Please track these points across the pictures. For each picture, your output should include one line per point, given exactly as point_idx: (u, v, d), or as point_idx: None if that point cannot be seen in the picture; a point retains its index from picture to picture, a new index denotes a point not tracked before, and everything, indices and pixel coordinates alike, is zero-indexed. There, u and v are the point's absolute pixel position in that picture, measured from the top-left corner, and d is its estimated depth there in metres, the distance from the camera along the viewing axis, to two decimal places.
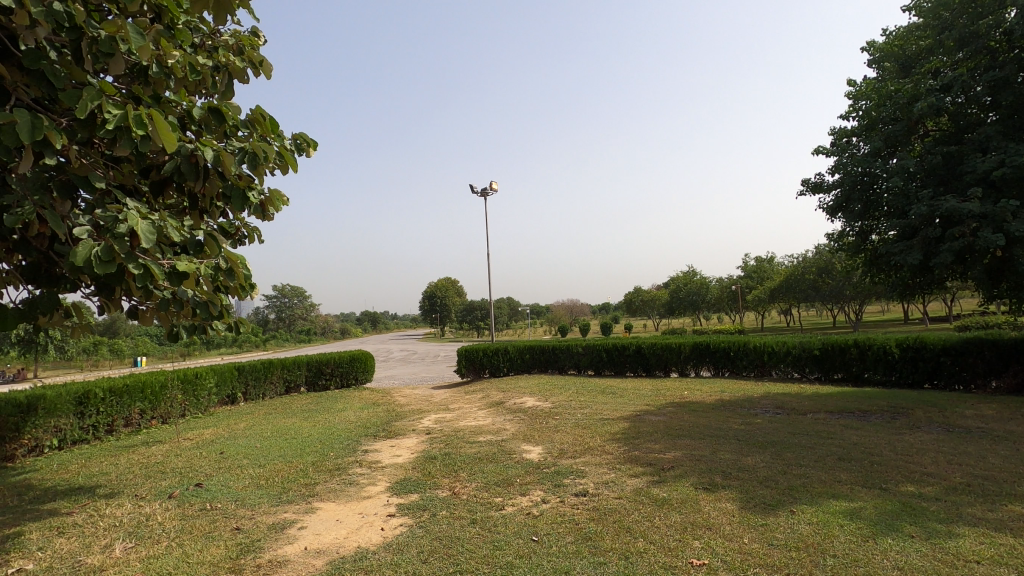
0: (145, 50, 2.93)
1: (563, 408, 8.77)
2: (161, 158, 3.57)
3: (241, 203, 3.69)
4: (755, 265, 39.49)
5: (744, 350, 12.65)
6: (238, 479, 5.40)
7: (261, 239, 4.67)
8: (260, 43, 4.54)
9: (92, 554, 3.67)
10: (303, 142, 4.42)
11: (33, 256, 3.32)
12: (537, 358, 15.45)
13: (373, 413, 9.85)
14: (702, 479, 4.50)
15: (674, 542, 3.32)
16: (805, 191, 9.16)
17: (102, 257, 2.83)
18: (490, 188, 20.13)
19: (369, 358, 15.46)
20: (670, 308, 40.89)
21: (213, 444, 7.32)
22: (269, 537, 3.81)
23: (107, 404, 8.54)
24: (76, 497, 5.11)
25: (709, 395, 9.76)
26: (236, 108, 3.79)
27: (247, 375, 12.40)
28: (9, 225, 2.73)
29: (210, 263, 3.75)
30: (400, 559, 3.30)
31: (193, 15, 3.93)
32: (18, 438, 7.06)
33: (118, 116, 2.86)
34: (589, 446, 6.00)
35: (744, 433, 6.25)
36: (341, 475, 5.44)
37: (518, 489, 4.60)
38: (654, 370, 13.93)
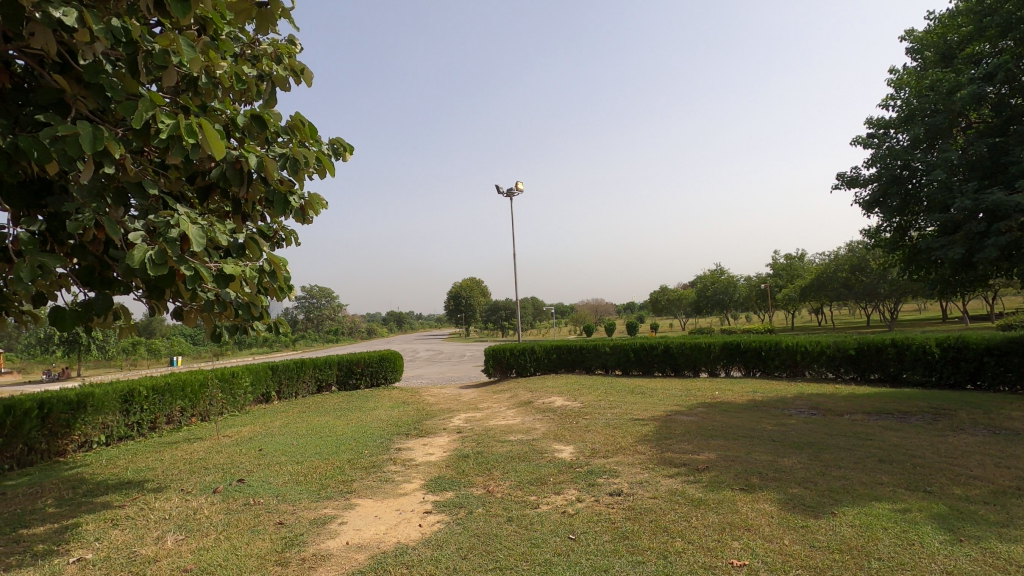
0: (195, 62, 3.06)
1: (592, 408, 8.76)
2: (207, 164, 3.71)
3: (283, 207, 3.76)
4: (784, 264, 38.73)
5: (775, 350, 12.46)
6: (278, 476, 5.55)
7: (298, 241, 4.79)
8: (298, 50, 4.64)
9: (146, 545, 3.83)
10: (339, 146, 4.51)
11: (89, 261, 3.49)
12: (564, 358, 15.41)
13: (404, 412, 9.98)
14: (738, 480, 4.46)
15: (713, 543, 3.31)
16: (841, 185, 8.95)
17: (157, 260, 2.97)
18: (516, 188, 20.13)
19: (398, 359, 15.67)
20: (697, 308, 40.43)
21: (253, 442, 7.52)
22: (312, 531, 3.92)
23: (150, 401, 8.86)
24: (127, 491, 5.33)
25: (741, 395, 9.65)
26: (277, 115, 3.90)
27: (281, 374, 12.71)
28: (72, 231, 2.90)
29: (254, 265, 3.89)
30: (440, 554, 3.36)
31: (236, 27, 4.05)
32: (70, 434, 7.37)
33: (171, 127, 3.00)
34: (621, 446, 5.99)
35: (779, 434, 6.15)
36: (377, 472, 5.54)
37: (551, 488, 4.63)
38: (683, 370, 13.77)
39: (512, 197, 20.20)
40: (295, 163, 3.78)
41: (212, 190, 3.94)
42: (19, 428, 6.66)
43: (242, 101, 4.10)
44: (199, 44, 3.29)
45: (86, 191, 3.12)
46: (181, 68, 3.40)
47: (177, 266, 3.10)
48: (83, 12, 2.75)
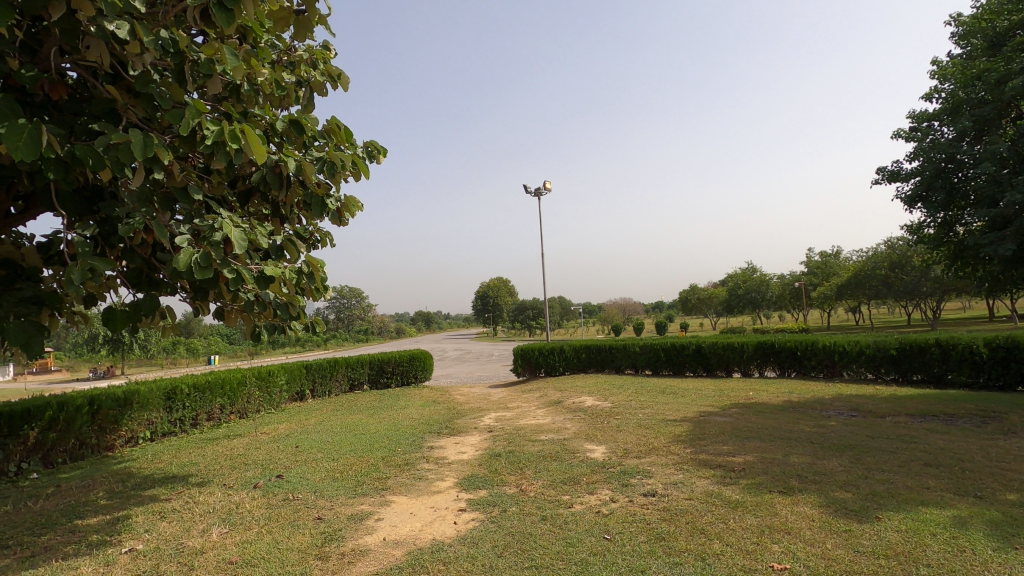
0: (238, 70, 3.16)
1: (623, 408, 8.71)
2: (247, 169, 3.83)
3: (320, 210, 3.84)
4: (819, 261, 37.68)
5: (811, 350, 12.15)
6: (315, 472, 5.67)
7: (333, 243, 4.89)
8: (332, 55, 4.72)
9: (193, 537, 3.96)
10: (373, 149, 4.58)
11: (137, 264, 3.62)
12: (594, 358, 15.31)
13: (435, 410, 10.09)
14: (777, 482, 4.37)
15: (752, 545, 3.26)
16: (881, 179, 8.67)
17: (202, 263, 3.09)
18: (543, 188, 20.07)
19: (428, 358, 15.84)
20: (728, 307, 39.68)
21: (289, 439, 7.71)
22: (350, 527, 3.99)
23: (192, 399, 9.17)
24: (172, 485, 5.54)
25: (777, 396, 9.44)
26: (314, 119, 3.98)
27: (314, 373, 12.98)
28: (123, 235, 3.01)
29: (293, 267, 3.99)
30: (476, 552, 3.40)
31: (276, 35, 4.16)
32: (118, 429, 7.68)
33: (216, 133, 3.10)
34: (654, 446, 5.94)
35: (818, 437, 5.99)
36: (410, 470, 5.62)
37: (584, 488, 4.61)
38: (715, 370, 13.54)
39: (540, 197, 20.18)
40: (332, 167, 3.86)
41: (252, 193, 4.05)
42: (71, 424, 6.97)
43: (280, 106, 4.20)
44: (241, 53, 3.39)
45: (136, 197, 3.25)
46: (223, 76, 3.50)
47: (221, 268, 3.21)
48: (134, 25, 2.87)
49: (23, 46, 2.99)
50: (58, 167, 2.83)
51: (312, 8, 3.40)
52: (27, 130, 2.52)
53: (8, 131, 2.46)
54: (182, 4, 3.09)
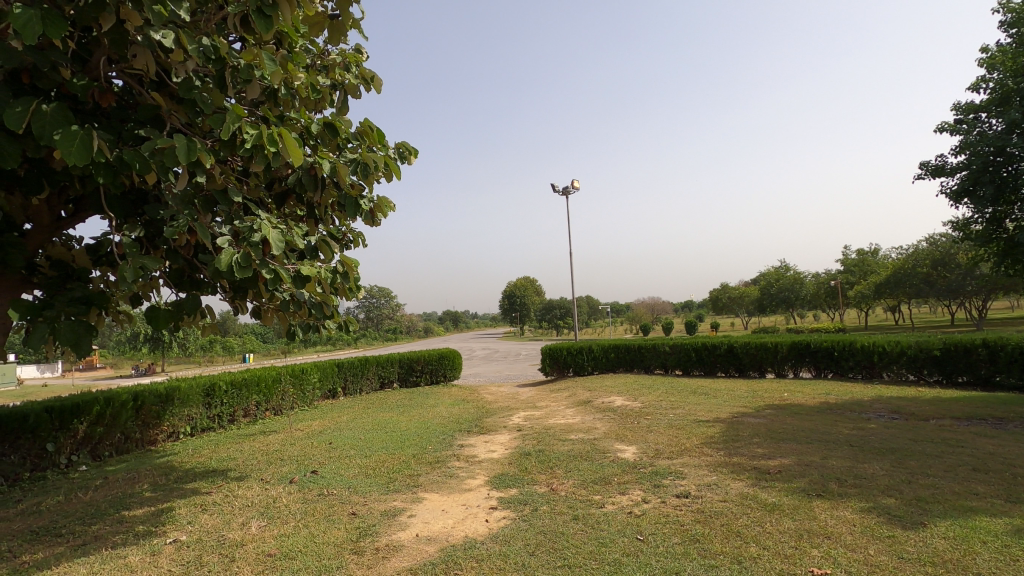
0: (276, 74, 3.24)
1: (654, 408, 8.62)
2: (284, 171, 3.92)
3: (354, 210, 3.90)
4: (856, 259, 36.56)
5: (849, 350, 11.80)
6: (349, 468, 5.78)
7: (366, 243, 4.96)
8: (364, 58, 4.77)
9: (233, 530, 4.08)
10: (405, 150, 4.63)
11: (180, 264, 3.75)
12: (623, 358, 15.17)
13: (464, 409, 10.14)
14: (815, 486, 4.26)
15: (790, 549, 3.19)
16: (924, 174, 8.36)
17: (242, 263, 3.18)
18: (572, 187, 19.97)
19: (457, 357, 15.95)
20: (761, 306, 38.84)
21: (323, 435, 7.86)
22: (384, 523, 4.05)
23: (229, 396, 9.44)
24: (212, 478, 5.71)
25: (813, 397, 9.20)
26: (348, 122, 4.05)
27: (345, 371, 13.21)
28: (168, 237, 3.12)
29: (328, 267, 4.07)
30: (509, 550, 3.41)
31: (311, 39, 4.24)
32: (160, 424, 7.97)
33: (255, 137, 3.18)
34: (687, 447, 5.87)
35: (857, 439, 5.82)
36: (442, 467, 5.67)
37: (616, 488, 4.58)
38: (748, 370, 13.27)
39: (568, 196, 20.07)
40: (366, 168, 3.92)
41: (289, 195, 4.14)
42: (117, 418, 7.24)
43: (315, 109, 4.28)
44: (278, 58, 3.47)
45: (180, 200, 3.37)
46: (261, 81, 3.59)
47: (260, 268, 3.30)
48: (178, 33, 2.96)
49: (74, 56, 3.12)
50: (107, 171, 2.94)
51: (345, 12, 3.44)
52: (79, 137, 2.64)
53: (63, 138, 2.58)
54: (222, 12, 3.17)
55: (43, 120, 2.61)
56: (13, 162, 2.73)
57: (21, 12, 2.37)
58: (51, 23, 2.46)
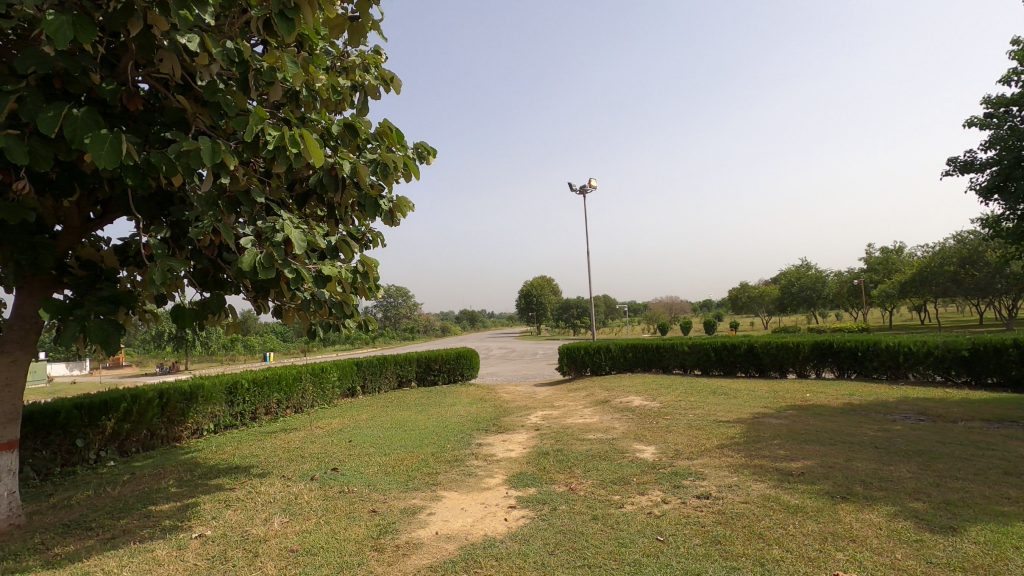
0: (298, 76, 3.28)
1: (673, 408, 8.55)
2: (305, 172, 3.97)
3: (374, 211, 3.93)
4: (880, 258, 35.80)
5: (874, 350, 11.56)
6: (368, 466, 5.84)
7: (385, 243, 5.00)
8: (383, 59, 4.80)
9: (256, 525, 4.15)
10: (423, 150, 4.65)
11: (204, 264, 3.82)
12: (641, 357, 15.05)
13: (482, 408, 10.17)
14: (839, 488, 4.19)
15: (814, 552, 3.14)
16: (953, 170, 8.16)
17: (265, 263, 3.23)
18: (589, 185, 19.87)
19: (474, 356, 16.00)
20: (782, 305, 38.26)
21: (342, 433, 7.93)
22: (403, 520, 4.08)
23: (251, 393, 9.59)
24: (235, 475, 5.81)
25: (836, 398, 9.05)
26: (367, 122, 4.08)
27: (364, 370, 13.34)
28: (193, 237, 3.18)
29: (348, 267, 4.11)
30: (528, 549, 3.41)
31: (332, 41, 4.28)
32: (184, 421, 8.14)
33: (278, 138, 3.23)
34: (707, 447, 5.81)
35: (882, 441, 5.69)
36: (460, 466, 5.70)
37: (635, 488, 4.56)
38: (769, 370, 13.08)
39: (586, 194, 19.99)
40: (386, 168, 3.95)
41: (310, 196, 4.19)
42: (143, 415, 7.41)
43: (335, 110, 4.32)
44: (299, 60, 3.51)
45: (205, 201, 3.43)
46: (284, 83, 3.64)
47: (283, 268, 3.35)
48: (204, 37, 3.01)
49: (104, 62, 3.20)
50: (135, 173, 3.01)
51: (365, 14, 3.47)
52: (109, 140, 2.70)
53: (93, 141, 2.64)
54: (245, 15, 3.22)
55: (74, 124, 2.68)
56: (46, 164, 2.80)
57: (53, 19, 2.44)
58: (83, 29, 2.52)
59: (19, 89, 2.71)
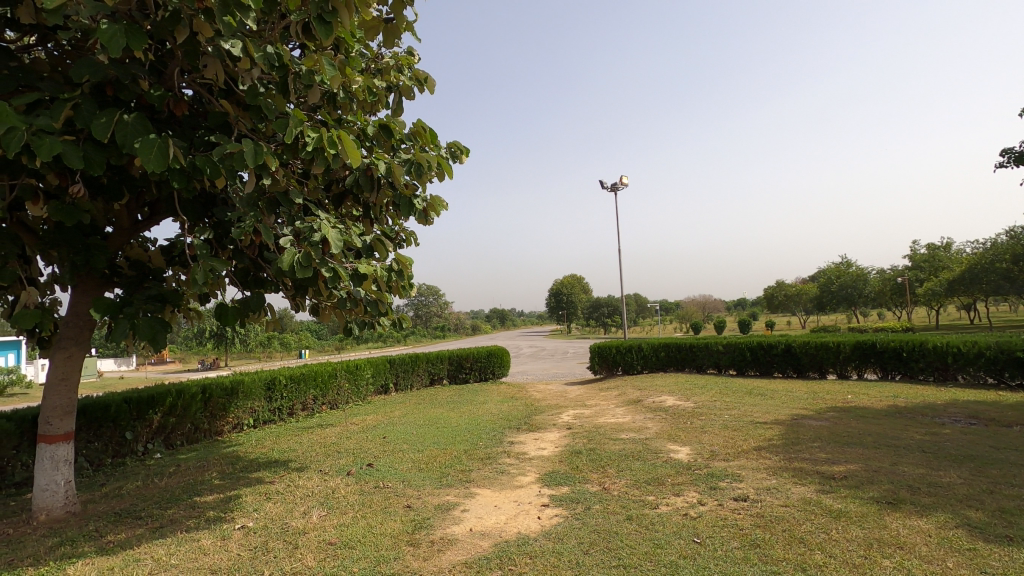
0: (336, 79, 3.35)
1: (707, 408, 8.41)
2: (341, 173, 4.04)
3: (408, 210, 3.96)
4: (926, 255, 34.37)
5: (920, 351, 11.12)
6: (402, 462, 5.93)
7: (418, 242, 5.05)
8: (416, 59, 4.84)
9: (296, 518, 4.26)
10: (456, 149, 4.68)
11: (245, 263, 3.92)
12: (673, 357, 14.82)
13: (513, 406, 10.20)
14: (884, 493, 4.05)
15: (859, 559, 3.04)
16: (1007, 162, 7.79)
17: (303, 263, 3.30)
18: (620, 183, 19.68)
19: (505, 354, 16.05)
20: (820, 304, 37.15)
21: (376, 430, 8.07)
22: (437, 516, 4.13)
23: (288, 390, 9.84)
24: (275, 469, 5.97)
25: (879, 400, 8.74)
26: (402, 123, 4.12)
27: (397, 367, 13.54)
28: (235, 238, 3.27)
29: (383, 266, 4.17)
30: (562, 548, 3.40)
31: (367, 43, 4.35)
32: (225, 416, 8.41)
33: (316, 140, 3.30)
34: (743, 448, 5.69)
35: (930, 445, 5.48)
36: (493, 463, 5.73)
37: (670, 488, 4.50)
38: (807, 371, 12.71)
39: (617, 192, 19.79)
40: (420, 168, 3.99)
41: (346, 196, 4.26)
42: (187, 409, 7.68)
43: (370, 111, 4.39)
44: (336, 63, 3.58)
45: (246, 202, 3.53)
46: (321, 86, 3.72)
47: (320, 267, 3.42)
48: (246, 43, 3.11)
49: (152, 69, 3.33)
50: (181, 176, 3.12)
51: (400, 15, 3.51)
52: (157, 144, 2.81)
53: (142, 146, 2.75)
54: (285, 21, 3.30)
55: (125, 130, 2.79)
56: (99, 169, 2.92)
57: (107, 28, 2.55)
58: (134, 37, 2.62)
59: (75, 97, 2.84)
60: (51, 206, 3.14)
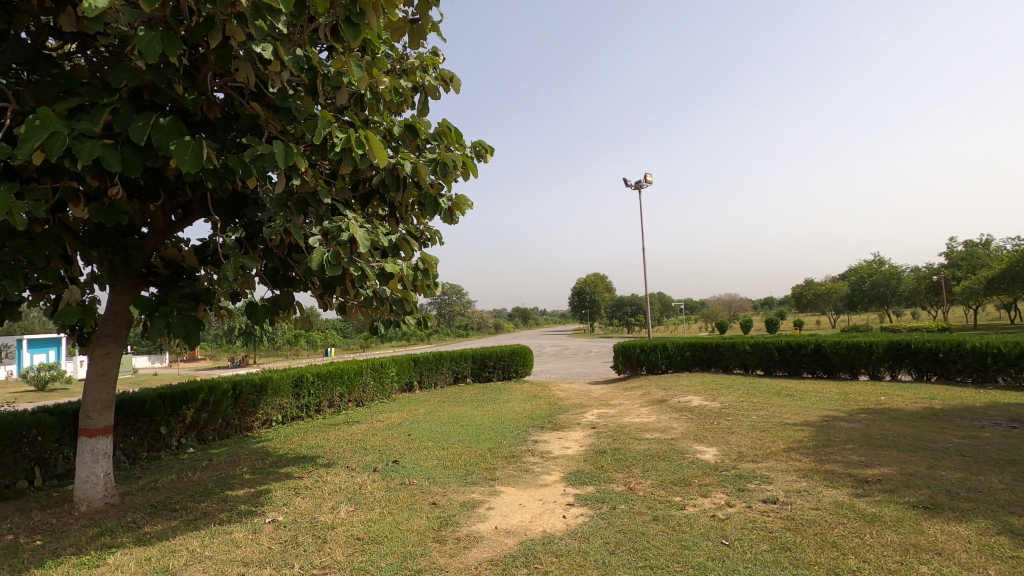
0: (363, 80, 3.40)
1: (734, 409, 8.27)
2: (367, 173, 4.08)
3: (434, 209, 3.99)
4: (964, 252, 33.21)
5: (957, 352, 10.77)
6: (427, 459, 5.97)
7: (442, 241, 5.08)
8: (441, 59, 4.87)
9: (324, 513, 4.33)
10: (481, 148, 4.70)
11: (275, 263, 3.99)
12: (699, 356, 14.62)
13: (537, 405, 10.18)
14: (921, 498, 3.93)
15: (895, 564, 2.96)
16: None
17: (331, 262, 3.35)
18: (645, 180, 19.46)
19: (528, 353, 16.05)
20: (851, 303, 36.23)
21: (402, 427, 8.15)
22: (463, 513, 4.15)
23: (315, 387, 10.00)
24: (303, 464, 6.09)
25: (915, 402, 8.49)
26: (427, 123, 4.15)
27: (421, 365, 13.65)
28: (266, 237, 3.33)
29: (409, 265, 4.20)
30: (587, 548, 3.39)
31: (393, 45, 4.39)
32: (255, 412, 8.60)
33: (344, 140, 3.35)
34: (772, 450, 5.59)
35: (970, 449, 5.30)
36: (517, 462, 5.73)
37: (697, 489, 4.45)
38: (838, 372, 12.39)
39: (641, 189, 19.60)
40: (445, 167, 4.01)
41: (372, 196, 4.30)
42: (218, 405, 7.87)
43: (396, 112, 4.43)
44: (364, 64, 3.63)
45: (276, 202, 3.60)
46: (349, 88, 3.77)
47: (348, 266, 3.46)
48: (277, 46, 3.17)
49: (186, 73, 3.42)
50: (214, 177, 3.19)
51: (425, 16, 3.54)
52: (191, 145, 2.88)
53: (178, 147, 2.82)
54: (314, 24, 3.36)
55: (161, 132, 2.88)
56: (136, 171, 3.01)
57: (145, 35, 2.62)
58: (169, 42, 2.70)
59: (114, 101, 2.94)
60: (92, 208, 3.25)
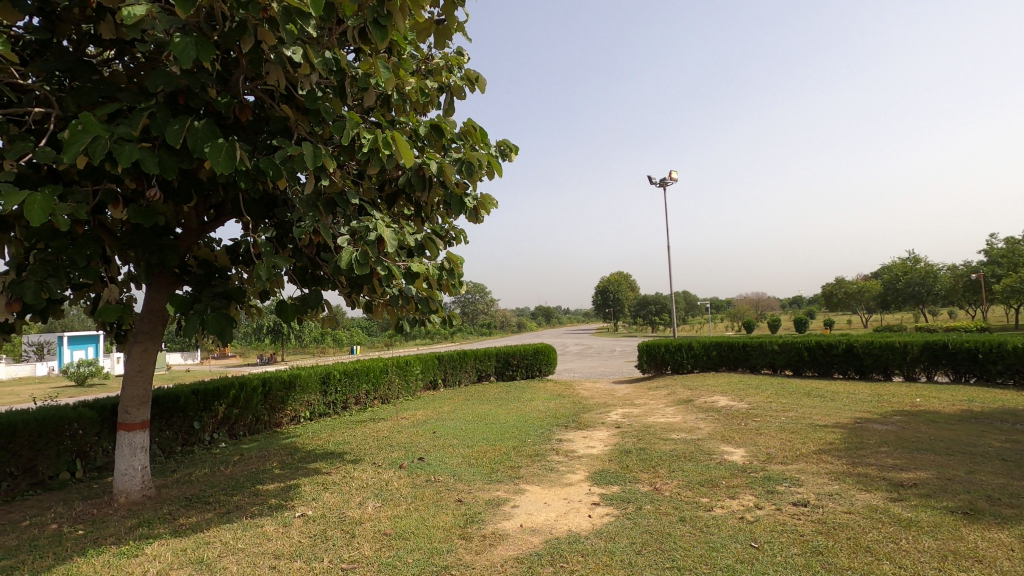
0: (390, 81, 3.43)
1: (763, 410, 8.13)
2: (394, 172, 4.13)
3: (460, 208, 4.01)
4: (1005, 249, 31.97)
5: (998, 353, 10.39)
6: (452, 457, 6.01)
7: (467, 240, 5.10)
8: (466, 59, 4.89)
9: (352, 508, 4.40)
10: (506, 147, 4.70)
11: (304, 262, 4.06)
12: (725, 356, 14.39)
13: (561, 404, 10.16)
14: (960, 503, 3.80)
15: (933, 571, 2.88)
16: None
17: (359, 261, 3.39)
18: (671, 176, 19.20)
19: (552, 352, 16.02)
20: (884, 302, 35.23)
21: (427, 425, 8.21)
22: (489, 511, 4.17)
23: (342, 384, 10.15)
24: (331, 460, 6.19)
25: (953, 404, 8.21)
26: (452, 122, 4.18)
27: (445, 364, 13.75)
28: (296, 237, 3.40)
29: (434, 265, 4.23)
30: (614, 547, 3.37)
31: (419, 45, 4.41)
32: (284, 409, 8.77)
33: (372, 141, 3.40)
34: (803, 452, 5.48)
35: (1012, 454, 5.10)
36: (542, 461, 5.73)
37: (725, 491, 4.38)
38: (871, 373, 12.05)
39: (667, 186, 19.36)
40: (471, 167, 4.02)
41: (398, 195, 4.34)
42: (249, 402, 8.05)
43: (422, 112, 4.48)
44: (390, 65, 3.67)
45: (305, 202, 3.67)
46: (376, 89, 3.83)
47: (376, 265, 3.50)
48: (306, 49, 3.23)
49: (219, 77, 3.51)
50: (246, 178, 3.27)
51: (451, 16, 3.55)
52: (225, 147, 2.96)
53: (212, 149, 2.90)
54: (342, 26, 3.41)
55: (196, 135, 2.95)
56: (172, 173, 3.10)
57: (180, 40, 2.69)
58: (203, 47, 2.77)
59: (151, 105, 3.03)
60: (131, 209, 3.36)
